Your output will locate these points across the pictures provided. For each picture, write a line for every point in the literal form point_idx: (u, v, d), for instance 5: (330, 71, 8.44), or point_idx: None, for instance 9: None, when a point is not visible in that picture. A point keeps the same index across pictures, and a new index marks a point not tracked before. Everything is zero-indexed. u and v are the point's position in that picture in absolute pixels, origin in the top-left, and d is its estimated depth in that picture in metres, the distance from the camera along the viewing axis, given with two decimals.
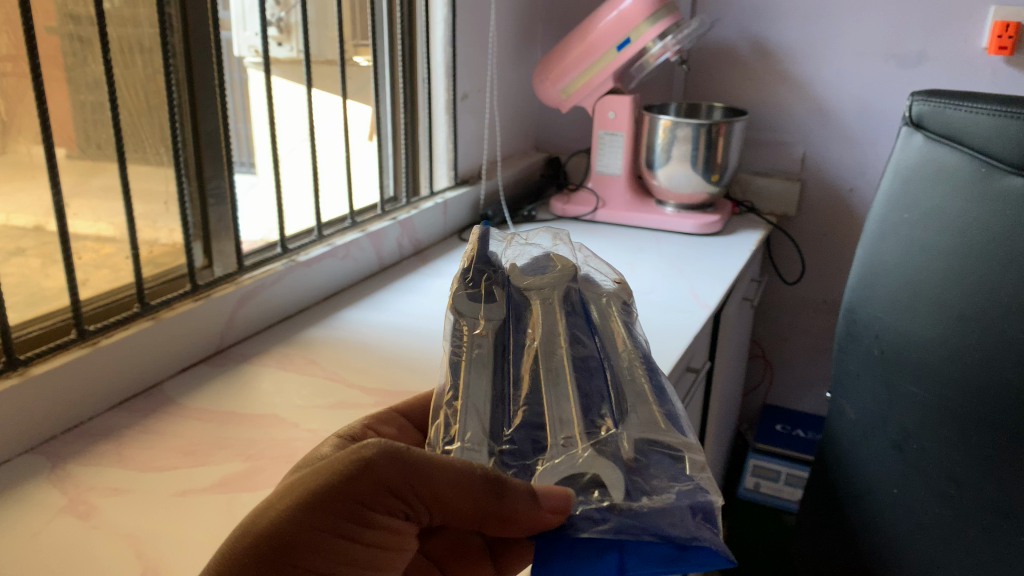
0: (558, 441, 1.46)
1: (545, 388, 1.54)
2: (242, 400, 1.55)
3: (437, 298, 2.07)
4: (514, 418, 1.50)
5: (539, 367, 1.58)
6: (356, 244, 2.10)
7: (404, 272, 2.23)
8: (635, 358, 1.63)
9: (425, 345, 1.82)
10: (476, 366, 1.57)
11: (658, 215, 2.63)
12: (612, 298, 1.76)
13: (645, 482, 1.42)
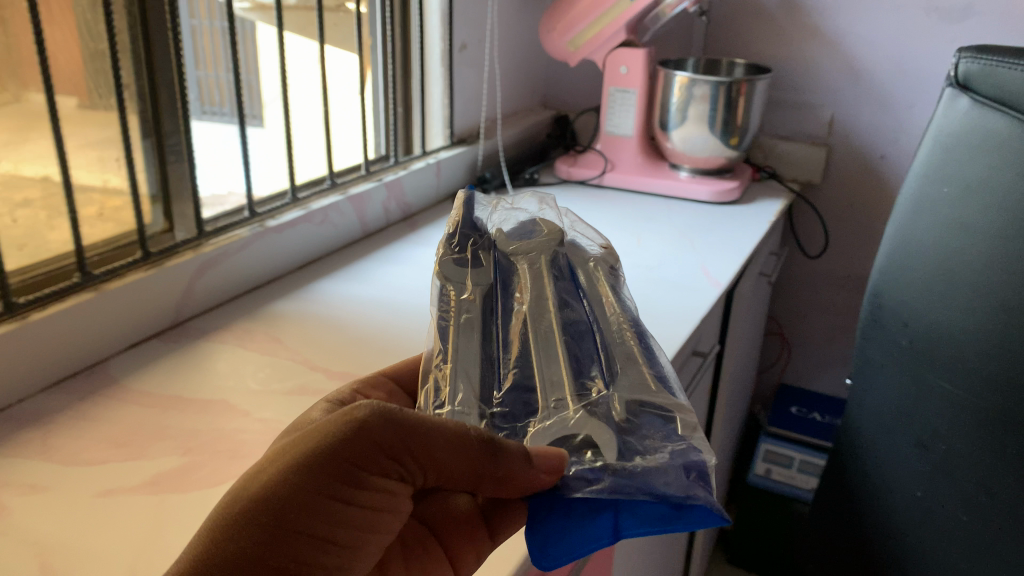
0: (549, 406, 1.24)
1: (540, 352, 1.32)
2: (192, 383, 1.40)
3: (422, 270, 1.90)
4: (505, 382, 1.28)
5: (540, 324, 1.37)
6: (336, 208, 1.93)
7: (392, 240, 2.07)
8: (626, 323, 1.41)
9: (403, 322, 1.66)
10: (458, 334, 1.34)
11: (670, 180, 2.43)
12: (598, 260, 1.56)
13: (642, 443, 1.17)
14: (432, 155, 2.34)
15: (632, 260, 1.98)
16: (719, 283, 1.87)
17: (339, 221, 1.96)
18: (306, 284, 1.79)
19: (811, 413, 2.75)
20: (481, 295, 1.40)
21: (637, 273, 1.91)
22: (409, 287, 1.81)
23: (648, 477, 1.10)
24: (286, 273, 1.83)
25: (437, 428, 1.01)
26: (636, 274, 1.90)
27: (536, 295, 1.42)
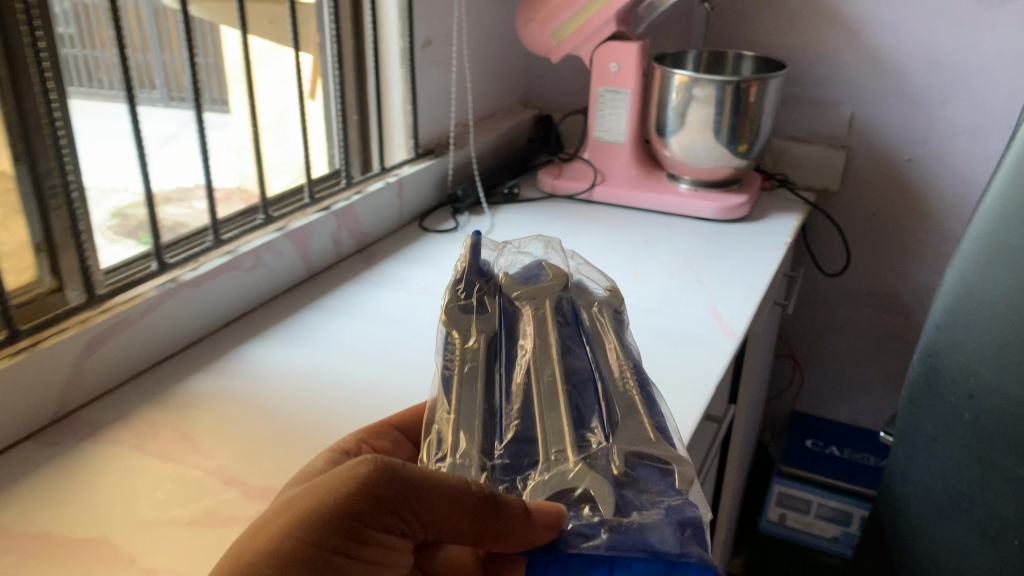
0: (548, 459, 1.08)
1: (543, 398, 1.15)
2: (67, 511, 1.07)
3: (378, 323, 1.57)
4: (505, 434, 1.13)
5: (545, 373, 1.16)
6: (271, 249, 1.60)
7: (344, 281, 1.73)
8: (628, 367, 1.22)
9: (350, 402, 1.33)
10: (456, 381, 1.19)
11: (670, 194, 2.11)
12: (606, 303, 1.33)
13: (639, 497, 1.04)
14: (393, 171, 1.99)
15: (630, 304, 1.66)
16: (736, 333, 1.55)
17: (275, 263, 1.62)
18: (235, 350, 1.46)
19: (829, 448, 2.45)
20: (486, 333, 1.25)
21: (637, 323, 1.59)
22: (361, 349, 1.49)
23: (643, 529, 0.99)
24: (211, 334, 1.50)
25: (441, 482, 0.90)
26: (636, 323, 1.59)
27: (539, 330, 1.24)
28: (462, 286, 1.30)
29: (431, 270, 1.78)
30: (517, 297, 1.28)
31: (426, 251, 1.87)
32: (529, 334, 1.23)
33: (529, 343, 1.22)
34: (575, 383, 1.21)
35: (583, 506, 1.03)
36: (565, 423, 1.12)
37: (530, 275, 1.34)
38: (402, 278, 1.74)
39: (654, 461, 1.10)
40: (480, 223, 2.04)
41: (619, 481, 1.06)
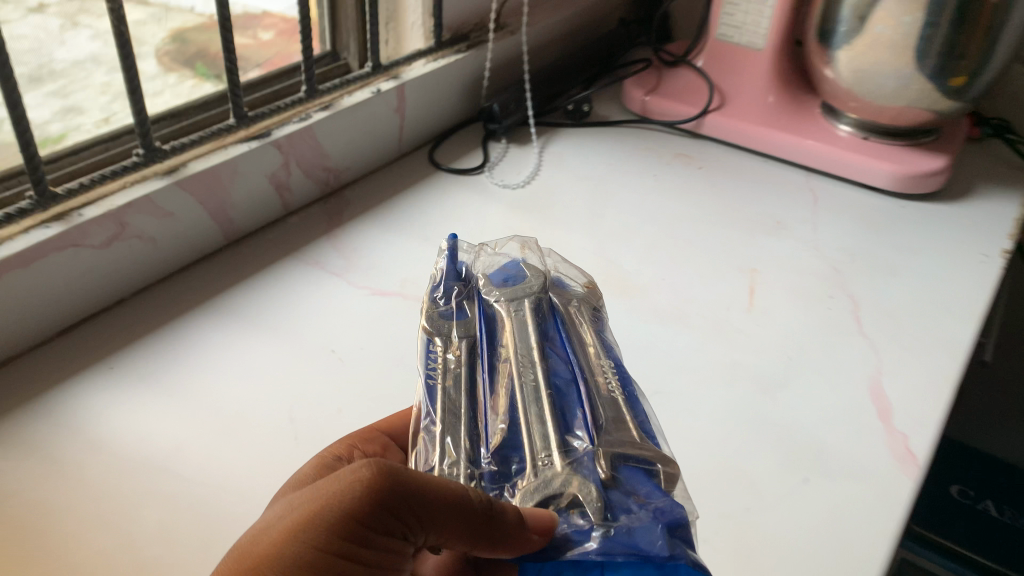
0: (535, 467, 0.64)
1: (526, 398, 0.69)
2: None
3: (303, 357, 0.95)
4: (487, 439, 0.68)
5: (529, 373, 0.71)
6: (135, 214, 0.96)
7: (280, 261, 1.10)
8: (604, 358, 0.76)
9: (188, 543, 0.74)
10: (444, 393, 0.72)
11: (823, 141, 1.35)
12: (578, 299, 0.83)
13: (624, 494, 0.61)
14: (396, 72, 1.29)
15: (731, 365, 0.98)
16: (917, 460, 0.87)
17: (148, 233, 0.99)
18: (42, 394, 0.87)
19: (983, 505, 1.75)
20: (463, 336, 0.77)
21: (738, 416, 0.91)
22: (252, 417, 0.87)
23: (631, 530, 0.57)
24: (17, 354, 0.91)
25: (438, 488, 0.60)
26: (736, 416, 0.91)
27: (522, 327, 0.76)
28: (440, 297, 0.81)
29: (421, 252, 1.13)
30: (493, 298, 0.79)
31: (423, 214, 1.21)
32: (510, 331, 0.76)
33: (515, 341, 0.74)
34: (556, 385, 0.71)
35: (573, 511, 0.60)
36: (536, 441, 0.65)
37: (505, 275, 0.83)
38: (369, 266, 1.10)
39: (635, 454, 0.65)
40: (520, 166, 1.35)
41: (606, 484, 0.62)
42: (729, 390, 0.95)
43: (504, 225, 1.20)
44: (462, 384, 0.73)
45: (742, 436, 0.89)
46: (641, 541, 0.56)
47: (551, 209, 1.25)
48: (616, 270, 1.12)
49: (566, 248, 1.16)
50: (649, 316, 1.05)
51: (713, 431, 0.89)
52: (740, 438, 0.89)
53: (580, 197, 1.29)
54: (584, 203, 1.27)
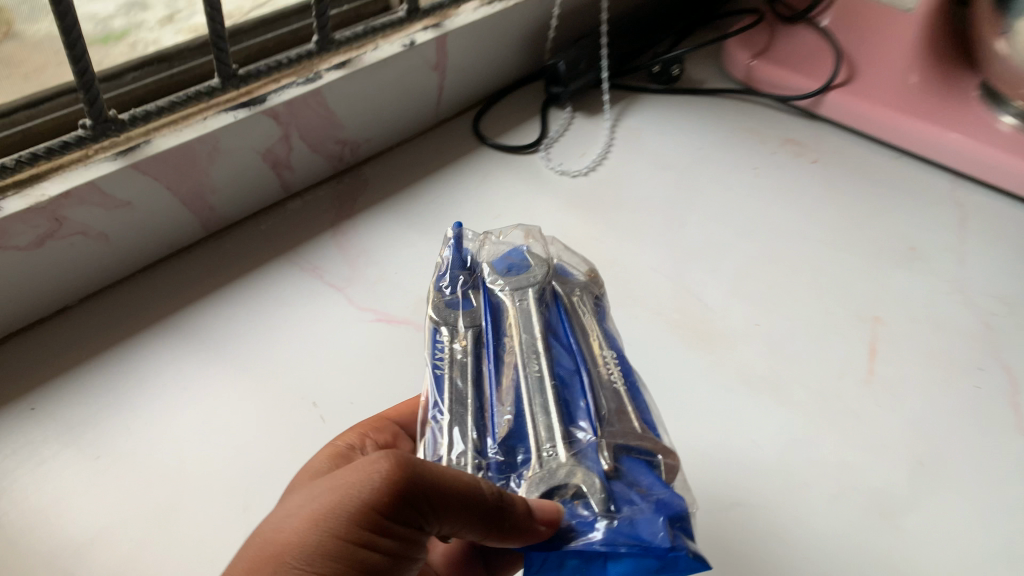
0: (539, 458, 0.54)
1: (530, 391, 0.57)
2: None
3: (276, 411, 0.73)
4: (490, 428, 0.56)
5: (532, 362, 0.58)
6: (73, 208, 0.74)
7: (270, 265, 0.88)
8: (606, 344, 0.62)
9: None
10: (451, 384, 0.59)
11: (980, 137, 1.02)
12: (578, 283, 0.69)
13: (628, 485, 0.51)
14: (442, 16, 1.00)
15: (836, 467, 0.73)
16: None
17: (96, 228, 0.78)
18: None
19: None
20: (469, 328, 0.63)
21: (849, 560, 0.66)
22: (194, 499, 0.67)
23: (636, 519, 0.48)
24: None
25: (464, 478, 0.49)
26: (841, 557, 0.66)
27: (525, 317, 0.62)
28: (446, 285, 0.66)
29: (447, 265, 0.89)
30: (497, 286, 0.65)
31: (458, 209, 0.97)
32: (516, 321, 0.62)
33: (517, 331, 0.61)
34: (561, 376, 0.59)
35: (577, 502, 0.51)
36: (540, 429, 0.54)
37: (508, 259, 0.67)
38: (380, 278, 0.86)
39: (638, 442, 0.54)
40: (587, 145, 1.08)
41: (609, 475, 0.52)
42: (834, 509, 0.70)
43: (555, 230, 0.95)
44: (462, 377, 0.60)
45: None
46: (645, 532, 0.47)
47: (616, 204, 0.99)
48: (694, 307, 0.87)
49: (630, 270, 0.91)
50: (732, 381, 0.80)
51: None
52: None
53: (657, 191, 1.02)
54: (662, 200, 1.00)
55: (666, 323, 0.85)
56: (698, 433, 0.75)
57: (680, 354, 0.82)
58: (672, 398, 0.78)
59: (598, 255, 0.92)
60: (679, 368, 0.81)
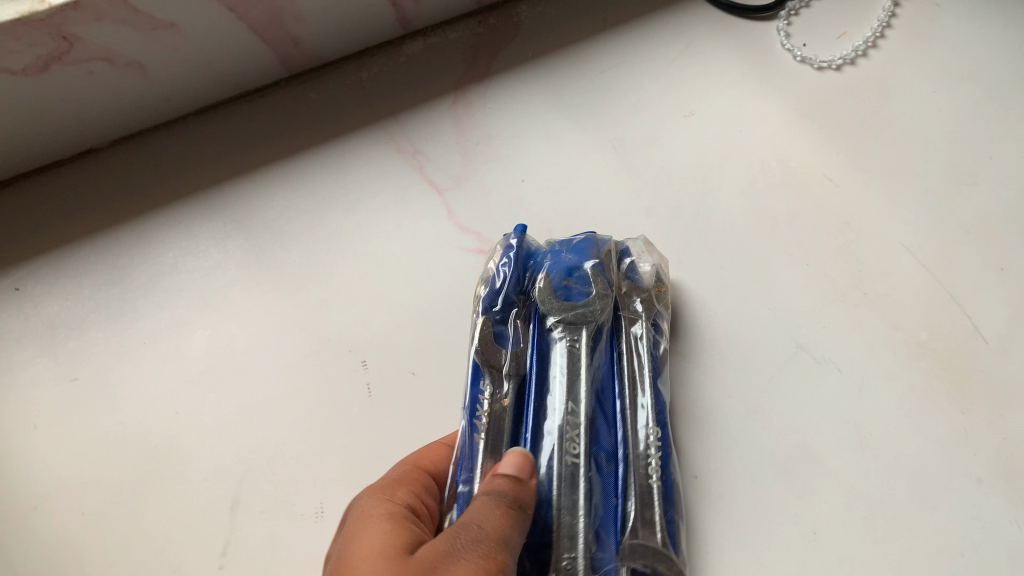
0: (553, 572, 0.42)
1: (563, 495, 0.44)
2: None
3: (308, 376, 0.56)
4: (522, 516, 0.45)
5: (571, 442, 0.46)
6: (85, 25, 0.52)
7: (356, 139, 0.66)
8: (653, 410, 0.49)
9: None
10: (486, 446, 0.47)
11: None
12: (639, 296, 0.53)
13: None
14: None
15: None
16: None
17: (125, 54, 0.57)
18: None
19: None
20: (513, 378, 0.49)
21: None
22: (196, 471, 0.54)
23: None
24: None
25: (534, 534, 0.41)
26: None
27: (571, 380, 0.48)
28: (496, 304, 0.51)
29: (591, 189, 0.63)
30: (555, 328, 0.50)
31: (635, 98, 0.68)
32: (561, 382, 0.48)
33: (560, 396, 0.47)
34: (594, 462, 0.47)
35: None
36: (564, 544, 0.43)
37: (567, 266, 0.52)
38: (490, 193, 0.63)
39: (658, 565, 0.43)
40: (858, 11, 0.70)
41: None
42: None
43: (764, 157, 0.64)
44: (494, 447, 0.47)
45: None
46: None
47: (874, 127, 0.65)
48: (953, 335, 0.56)
49: (866, 247, 0.60)
50: (976, 485, 0.51)
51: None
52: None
53: (952, 110, 0.65)
54: (952, 130, 0.64)
55: (902, 352, 0.56)
56: (886, 551, 0.50)
57: (911, 411, 0.54)
58: (868, 479, 0.52)
59: (821, 209, 0.62)
60: (896, 432, 0.53)
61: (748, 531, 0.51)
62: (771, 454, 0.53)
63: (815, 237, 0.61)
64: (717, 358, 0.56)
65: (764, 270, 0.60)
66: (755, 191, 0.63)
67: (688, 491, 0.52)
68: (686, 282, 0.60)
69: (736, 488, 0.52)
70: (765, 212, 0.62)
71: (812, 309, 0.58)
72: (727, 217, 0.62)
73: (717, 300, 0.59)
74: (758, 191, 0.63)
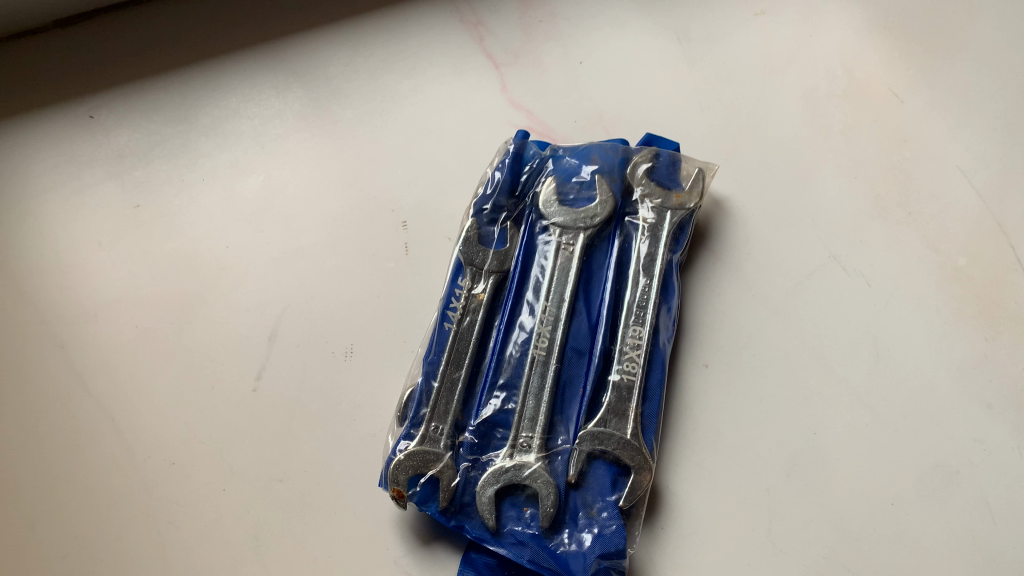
0: (511, 449, 0.76)
1: (532, 369, 0.78)
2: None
3: (372, 224, 0.93)
4: (481, 410, 0.78)
5: (540, 339, 0.78)
6: None
7: (454, 47, 1.02)
8: (650, 288, 0.80)
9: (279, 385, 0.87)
10: (455, 329, 0.80)
11: None
12: (652, 201, 0.83)
13: (578, 511, 0.74)
14: None
15: (985, 557, 0.75)
16: None
17: None
18: (172, 126, 1.03)
19: None
20: (494, 273, 0.82)
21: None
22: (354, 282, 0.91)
23: (589, 523, 0.73)
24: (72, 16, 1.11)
25: None
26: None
27: (562, 275, 0.81)
28: (486, 207, 0.85)
29: (642, 89, 0.96)
30: (553, 236, 0.83)
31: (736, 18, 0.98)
32: (558, 268, 0.81)
33: (541, 306, 0.80)
34: (572, 350, 0.79)
35: (526, 509, 0.74)
36: (523, 423, 0.76)
37: (569, 173, 0.85)
38: (545, 73, 0.98)
39: (609, 458, 0.75)
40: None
41: (571, 484, 0.75)
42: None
43: (835, 66, 0.94)
44: (466, 331, 0.80)
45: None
46: (612, 543, 0.71)
47: (933, 66, 0.93)
48: (992, 263, 0.84)
49: (919, 164, 0.89)
50: (981, 385, 0.80)
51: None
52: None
53: (994, 79, 0.92)
54: (995, 95, 0.91)
55: (941, 273, 0.84)
56: (885, 431, 0.80)
57: (932, 330, 0.83)
58: (880, 364, 0.82)
59: (887, 129, 0.91)
60: (915, 332, 0.83)
61: (768, 395, 0.81)
62: (786, 348, 0.83)
63: (871, 150, 0.90)
64: (745, 262, 0.86)
65: (779, 238, 0.87)
66: (815, 102, 0.93)
67: (764, 260, 0.86)
68: (735, 184, 0.90)
69: (758, 372, 0.82)
70: (826, 129, 0.92)
71: (846, 233, 0.87)
72: (790, 115, 0.92)
73: (754, 215, 0.88)
74: (818, 96, 0.93)
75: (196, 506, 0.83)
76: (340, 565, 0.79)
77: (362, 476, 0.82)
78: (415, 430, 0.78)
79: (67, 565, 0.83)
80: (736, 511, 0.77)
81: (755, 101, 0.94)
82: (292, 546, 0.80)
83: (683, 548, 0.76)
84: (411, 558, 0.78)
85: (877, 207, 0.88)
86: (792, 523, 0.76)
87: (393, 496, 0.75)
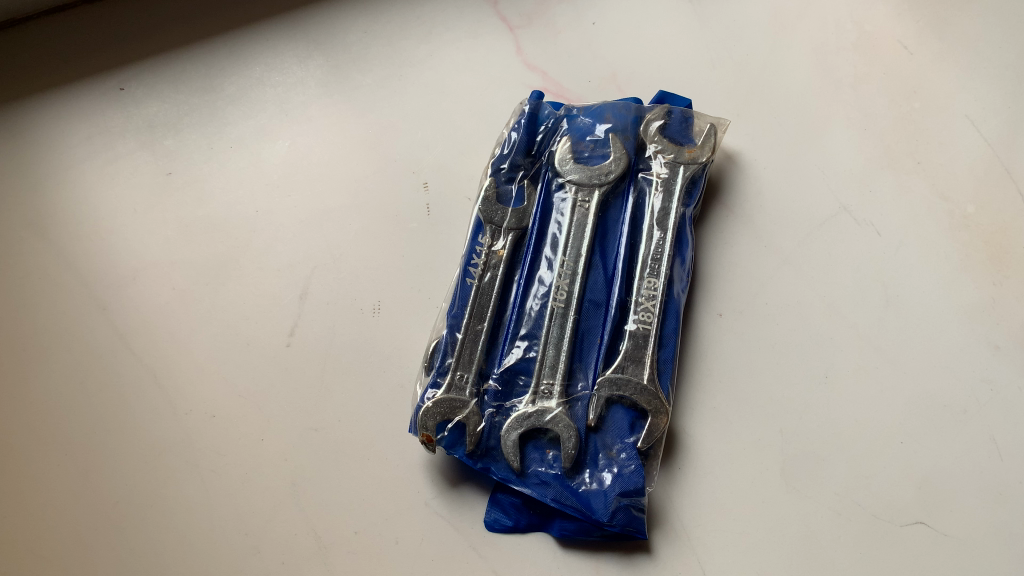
0: (533, 396, 0.79)
1: (551, 320, 0.80)
2: (58, 355, 0.95)
3: (394, 186, 0.96)
4: (503, 360, 0.81)
5: (558, 291, 0.81)
6: None
7: (468, 9, 1.03)
8: (663, 240, 0.82)
9: (310, 340, 0.90)
10: (475, 284, 0.83)
11: None
12: (665, 157, 0.84)
13: (598, 453, 0.77)
14: None
15: (994, 493, 0.77)
16: None
17: None
18: (198, 96, 1.05)
19: None
20: (513, 230, 0.85)
21: (917, 547, 0.75)
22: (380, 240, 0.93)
23: (610, 464, 0.76)
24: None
25: None
26: (910, 536, 0.76)
27: (578, 230, 0.83)
28: (504, 166, 0.87)
29: (655, 47, 0.97)
30: (570, 193, 0.85)
31: None
32: (574, 223, 0.83)
33: (559, 260, 0.82)
34: (590, 302, 0.82)
35: (549, 452, 0.77)
36: (544, 372, 0.79)
37: (584, 132, 0.87)
38: (559, 33, 0.99)
39: (628, 403, 0.78)
40: None
41: (592, 428, 0.78)
42: (940, 515, 0.76)
43: (845, 20, 0.95)
44: (487, 286, 0.83)
45: (895, 560, 0.75)
46: (633, 479, 0.74)
47: (945, 17, 0.93)
48: (1000, 210, 0.85)
49: (930, 115, 0.89)
50: (990, 327, 0.82)
51: (841, 566, 0.75)
52: (897, 561, 0.75)
53: (1004, 28, 0.92)
54: (1007, 43, 0.91)
55: (950, 221, 0.85)
56: (895, 375, 0.81)
57: (941, 274, 0.84)
58: (891, 310, 0.83)
59: (897, 81, 0.91)
60: (924, 278, 0.84)
61: (781, 342, 0.83)
62: (799, 297, 0.84)
63: (882, 103, 0.91)
64: (758, 214, 0.88)
65: (790, 189, 0.88)
66: (825, 56, 0.93)
67: (781, 209, 0.88)
68: (746, 138, 0.91)
69: (771, 320, 0.84)
70: (839, 81, 0.92)
71: (863, 182, 0.88)
72: (803, 68, 0.93)
73: (767, 167, 0.90)
74: (830, 51, 0.94)
75: (235, 455, 0.86)
76: (372, 507, 0.82)
77: (391, 426, 0.85)
78: (440, 380, 0.81)
79: (120, 511, 0.87)
80: (752, 452, 0.79)
81: (768, 56, 0.94)
82: (326, 492, 0.83)
83: (701, 486, 0.79)
84: (440, 500, 0.81)
85: (888, 158, 0.88)
86: (806, 461, 0.79)
87: (422, 441, 0.78)
